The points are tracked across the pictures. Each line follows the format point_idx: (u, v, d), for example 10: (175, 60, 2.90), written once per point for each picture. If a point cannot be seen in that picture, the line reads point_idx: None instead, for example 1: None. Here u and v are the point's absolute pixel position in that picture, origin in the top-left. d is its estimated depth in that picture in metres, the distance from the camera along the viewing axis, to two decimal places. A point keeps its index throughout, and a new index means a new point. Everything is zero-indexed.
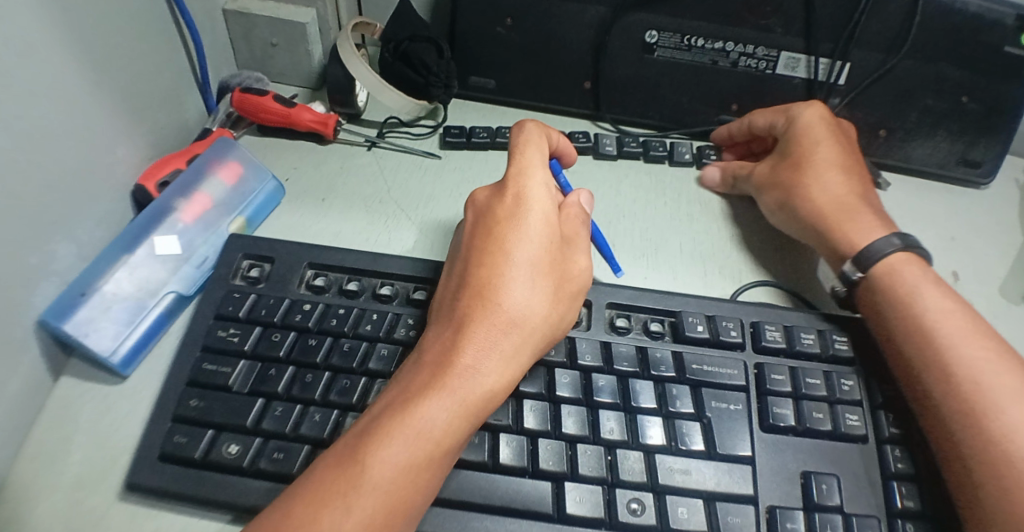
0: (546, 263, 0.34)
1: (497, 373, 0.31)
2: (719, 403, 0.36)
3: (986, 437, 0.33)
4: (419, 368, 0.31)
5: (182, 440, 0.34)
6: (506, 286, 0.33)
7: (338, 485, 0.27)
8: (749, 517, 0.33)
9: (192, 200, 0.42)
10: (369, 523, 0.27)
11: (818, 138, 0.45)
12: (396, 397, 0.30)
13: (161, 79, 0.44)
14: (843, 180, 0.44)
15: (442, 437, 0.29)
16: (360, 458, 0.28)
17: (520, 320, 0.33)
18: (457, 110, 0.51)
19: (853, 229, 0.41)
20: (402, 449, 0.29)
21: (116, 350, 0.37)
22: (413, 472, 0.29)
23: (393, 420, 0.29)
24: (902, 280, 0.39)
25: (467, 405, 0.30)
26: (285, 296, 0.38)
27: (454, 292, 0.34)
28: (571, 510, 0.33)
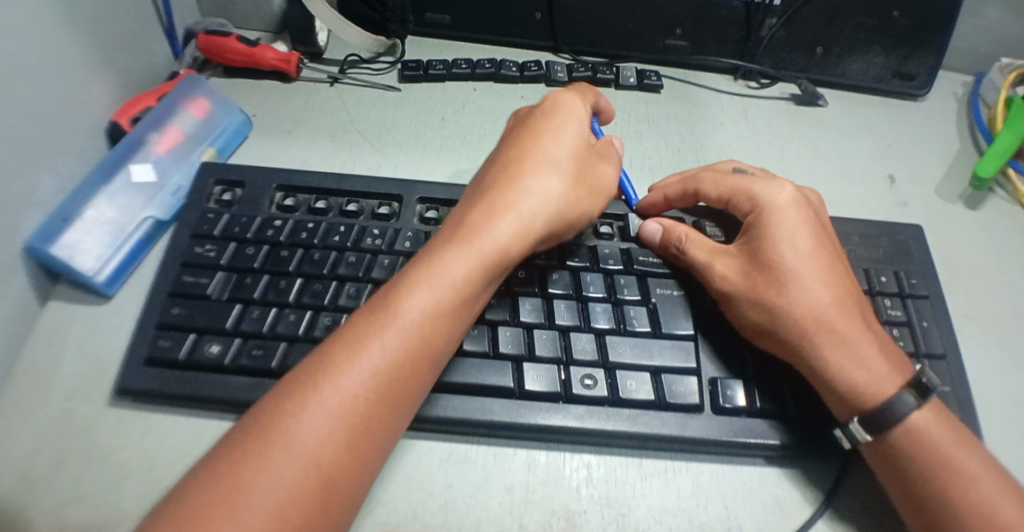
0: (569, 161, 0.38)
1: (514, 237, 0.35)
2: (664, 290, 0.39)
3: (943, 500, 0.32)
4: (445, 234, 0.35)
5: (166, 344, 0.36)
6: (532, 175, 0.37)
7: (374, 323, 0.32)
8: (692, 386, 0.36)
9: (164, 134, 0.45)
10: (396, 360, 0.31)
11: (781, 228, 0.37)
12: (423, 257, 0.34)
13: (129, 22, 0.46)
14: (817, 288, 0.36)
15: (464, 289, 0.33)
16: (393, 305, 0.32)
17: (540, 201, 0.36)
18: (414, 46, 0.54)
19: (793, 329, 0.35)
20: (427, 296, 0.32)
21: (100, 270, 0.40)
22: (437, 320, 0.32)
23: (420, 274, 0.33)
24: (838, 344, 0.34)
25: (488, 266, 0.34)
26: (257, 215, 0.41)
27: (486, 177, 0.38)
28: (530, 386, 0.35)
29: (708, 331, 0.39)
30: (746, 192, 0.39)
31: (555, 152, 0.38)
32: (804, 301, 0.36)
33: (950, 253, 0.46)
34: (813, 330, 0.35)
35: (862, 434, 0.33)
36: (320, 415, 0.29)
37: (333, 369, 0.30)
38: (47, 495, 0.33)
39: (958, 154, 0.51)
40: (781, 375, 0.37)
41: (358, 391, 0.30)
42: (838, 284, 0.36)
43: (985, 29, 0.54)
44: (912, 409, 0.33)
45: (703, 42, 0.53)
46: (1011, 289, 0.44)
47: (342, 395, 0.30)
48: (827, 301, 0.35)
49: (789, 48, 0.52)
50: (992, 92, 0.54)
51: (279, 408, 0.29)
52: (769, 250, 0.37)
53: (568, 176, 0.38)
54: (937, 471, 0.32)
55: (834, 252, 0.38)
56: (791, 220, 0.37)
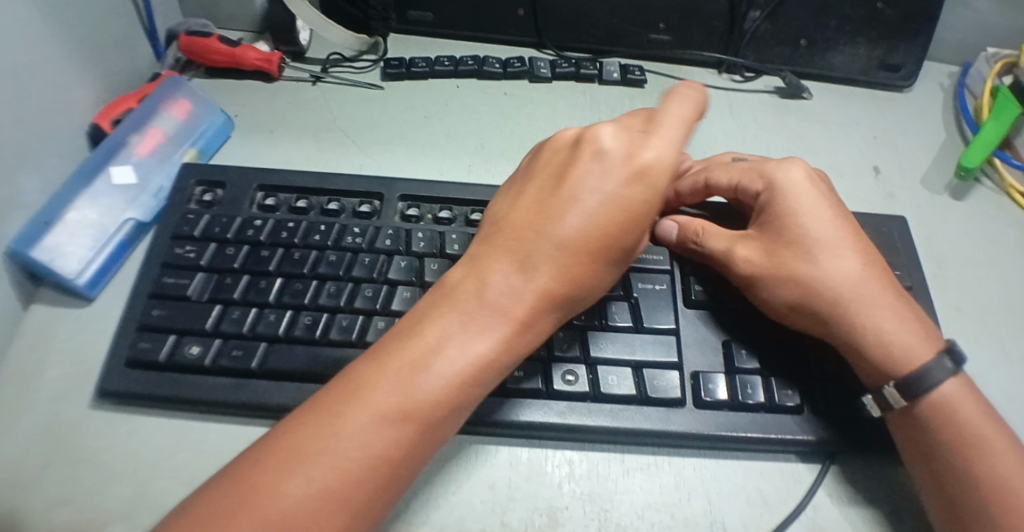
0: (613, 219, 0.32)
1: (529, 311, 0.31)
2: (646, 284, 0.39)
3: (965, 476, 0.32)
4: (463, 296, 0.31)
5: (147, 346, 0.36)
6: (568, 234, 0.32)
7: (385, 400, 0.28)
8: (674, 381, 0.36)
9: (145, 135, 0.44)
10: (393, 446, 0.27)
11: (802, 200, 0.37)
12: (444, 322, 0.30)
13: (111, 24, 0.46)
14: (844, 258, 0.36)
15: (480, 374, 0.30)
16: (409, 379, 0.28)
17: (573, 269, 0.32)
18: (397, 44, 0.53)
19: (824, 300, 0.35)
20: (443, 381, 0.29)
21: (82, 272, 0.40)
22: (445, 408, 0.29)
23: (441, 351, 0.29)
24: (871, 308, 0.35)
25: (510, 346, 0.31)
26: (237, 215, 0.41)
27: (525, 219, 0.33)
28: (511, 382, 0.35)
29: (720, 319, 0.39)
30: (760, 169, 0.39)
31: (606, 203, 0.32)
32: (835, 271, 0.35)
33: (937, 244, 0.46)
34: (848, 298, 0.35)
35: (897, 400, 0.33)
36: (303, 497, 0.25)
37: (321, 446, 0.27)
38: (29, 497, 0.33)
39: (944, 145, 0.51)
40: (763, 369, 0.37)
41: (349, 476, 0.26)
42: (860, 253, 0.36)
43: (970, 20, 0.54)
44: (947, 375, 0.33)
45: (686, 36, 0.53)
46: (996, 279, 0.44)
47: (327, 474, 0.26)
48: (858, 269, 0.36)
49: (775, 40, 0.52)
50: (978, 83, 0.54)
51: (262, 473, 0.26)
52: (792, 224, 0.37)
53: (604, 247, 0.32)
54: (959, 440, 0.32)
55: (853, 226, 0.38)
56: (811, 194, 0.37)
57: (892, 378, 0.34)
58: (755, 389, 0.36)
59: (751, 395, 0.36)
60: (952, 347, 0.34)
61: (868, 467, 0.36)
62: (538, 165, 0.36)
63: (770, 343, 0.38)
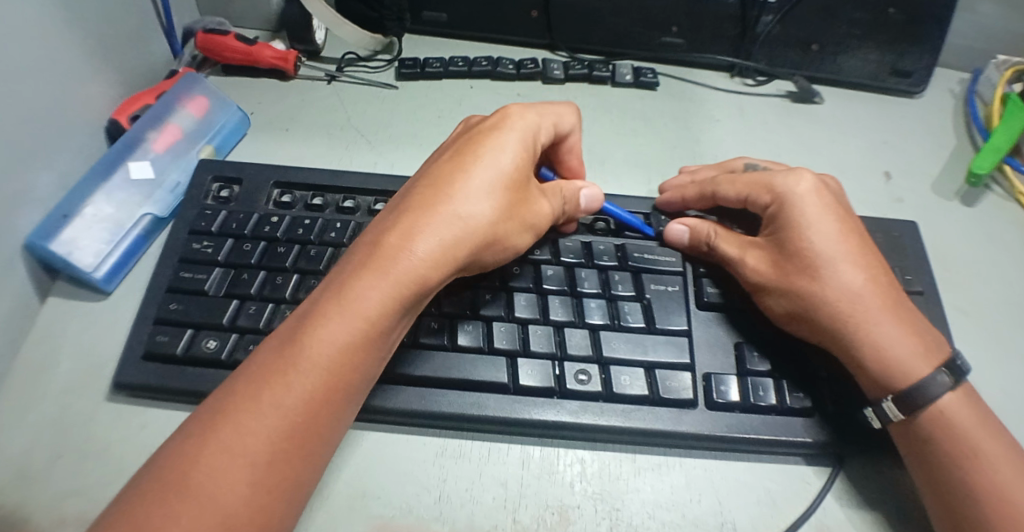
0: (508, 179, 0.35)
1: (439, 257, 0.32)
2: (658, 286, 0.39)
3: (968, 483, 0.32)
4: (360, 254, 0.32)
5: (163, 339, 0.37)
6: (466, 195, 0.34)
7: (276, 365, 0.29)
8: (685, 382, 0.36)
9: (162, 131, 0.45)
10: (310, 396, 0.29)
11: (807, 213, 0.37)
12: (335, 281, 0.32)
13: (128, 21, 0.46)
14: (846, 272, 0.36)
15: (376, 319, 0.31)
16: (300, 340, 0.30)
17: (474, 222, 0.33)
18: (411, 44, 0.54)
19: (825, 314, 0.35)
20: (340, 328, 0.30)
21: (98, 266, 0.40)
22: (346, 355, 0.30)
23: (328, 306, 0.31)
24: (871, 323, 0.35)
25: (402, 290, 0.31)
26: (254, 212, 0.41)
27: (410, 190, 0.35)
28: (524, 381, 0.36)
29: (732, 321, 0.39)
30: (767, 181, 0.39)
31: (499, 168, 0.35)
32: (836, 284, 0.36)
33: (947, 249, 0.46)
34: (849, 312, 0.35)
35: (895, 413, 0.34)
36: (230, 463, 0.27)
37: (242, 412, 0.28)
38: (46, 487, 0.34)
39: (954, 151, 0.51)
40: (775, 371, 0.37)
41: (267, 436, 0.28)
42: (865, 265, 0.36)
43: (981, 27, 0.55)
44: (945, 390, 0.34)
45: (698, 39, 0.53)
46: (1006, 285, 0.44)
47: (247, 438, 0.28)
48: (860, 283, 0.36)
49: (786, 45, 0.53)
50: (988, 89, 0.54)
51: (189, 458, 0.27)
52: (796, 237, 0.37)
53: (503, 198, 0.34)
54: (957, 452, 0.33)
55: (861, 239, 0.38)
56: (817, 208, 0.37)
57: (890, 392, 0.34)
58: (767, 391, 0.36)
59: (762, 397, 0.36)
60: (954, 360, 0.34)
61: (879, 470, 0.36)
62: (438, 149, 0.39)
63: (779, 346, 0.38)
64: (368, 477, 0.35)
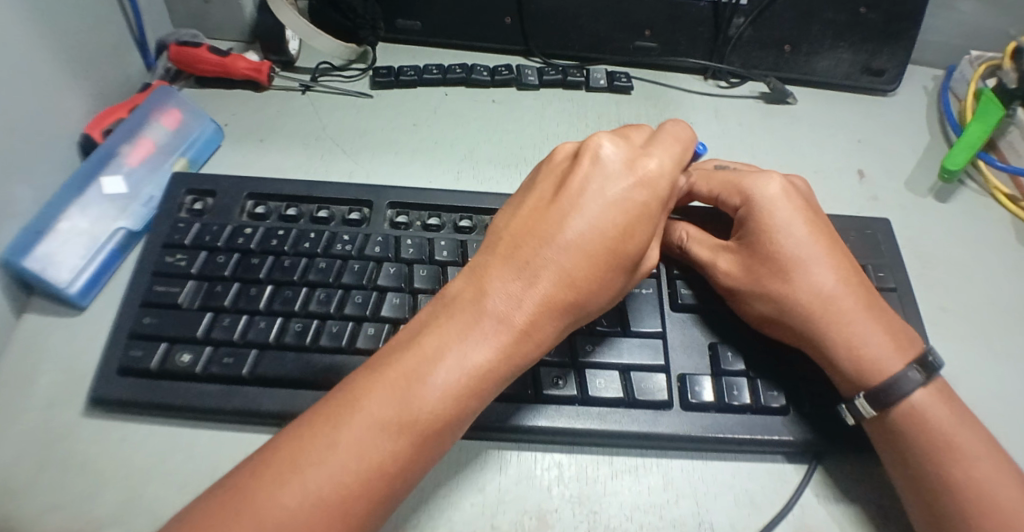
0: (641, 218, 0.32)
1: (542, 324, 0.31)
2: (632, 288, 0.40)
3: (939, 477, 0.32)
4: (470, 312, 0.31)
5: (138, 353, 0.37)
6: (579, 248, 0.31)
7: (380, 422, 0.28)
8: (660, 383, 0.36)
9: (136, 145, 0.45)
10: (389, 462, 0.27)
11: (778, 217, 0.37)
12: (448, 335, 0.30)
13: (101, 35, 0.46)
14: (820, 274, 0.36)
15: (474, 390, 0.29)
16: (407, 402, 0.28)
17: (577, 274, 0.31)
18: (387, 52, 0.54)
19: (798, 317, 0.36)
20: (448, 399, 0.29)
21: (73, 282, 0.40)
22: (446, 424, 0.29)
23: (437, 366, 0.29)
24: (846, 324, 0.35)
25: (509, 362, 0.30)
26: (227, 224, 0.41)
27: (526, 227, 0.33)
28: (499, 387, 0.36)
29: (714, 322, 0.39)
30: (738, 184, 0.39)
31: (619, 211, 0.32)
32: (809, 287, 0.36)
33: (921, 245, 0.46)
34: (820, 314, 0.35)
35: (867, 409, 0.34)
36: (303, 518, 0.25)
37: (321, 463, 0.27)
38: (21, 504, 0.33)
39: (928, 147, 0.52)
40: (749, 371, 0.37)
41: (352, 496, 0.26)
42: (837, 265, 0.37)
43: (952, 24, 0.55)
44: (917, 386, 0.34)
45: (672, 43, 0.53)
46: (980, 280, 0.45)
47: (332, 495, 0.26)
48: (832, 284, 0.36)
49: (759, 46, 0.53)
50: (962, 85, 0.55)
51: (254, 494, 0.26)
52: (766, 240, 0.37)
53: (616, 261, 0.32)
54: (931, 448, 0.33)
55: (831, 238, 0.38)
56: (786, 209, 0.37)
57: (863, 389, 0.34)
58: (741, 391, 0.36)
59: (736, 396, 0.36)
60: (926, 357, 0.34)
61: (852, 465, 0.36)
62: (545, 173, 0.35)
63: (752, 349, 0.38)
64: None
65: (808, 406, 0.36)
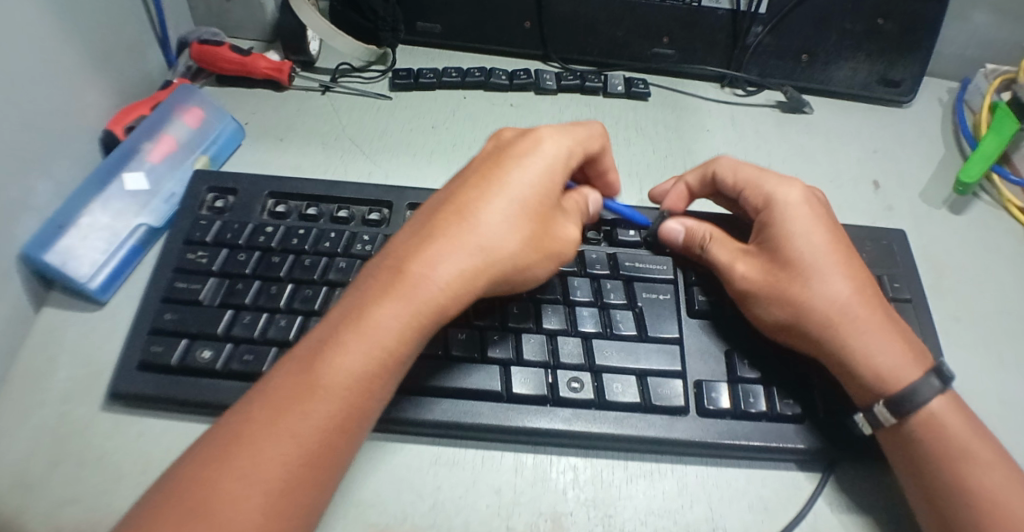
0: (531, 208, 0.35)
1: (458, 290, 0.33)
2: (650, 294, 0.40)
3: (953, 486, 0.32)
4: (381, 280, 0.33)
5: (159, 349, 0.37)
6: (489, 223, 0.34)
7: (297, 386, 0.30)
8: (677, 389, 0.37)
9: (158, 143, 0.45)
10: (327, 421, 0.30)
11: (799, 225, 0.38)
12: (355, 306, 0.33)
13: (124, 33, 0.47)
14: (838, 283, 0.36)
15: (397, 349, 0.32)
16: (318, 366, 0.31)
17: (487, 241, 0.34)
18: (406, 55, 0.54)
19: (816, 324, 0.36)
20: (357, 356, 0.31)
21: (94, 276, 0.40)
22: (366, 378, 0.31)
23: (348, 331, 0.32)
24: (862, 337, 0.35)
25: (421, 319, 0.32)
26: (249, 222, 0.41)
27: (436, 207, 0.36)
28: (517, 389, 0.36)
29: (733, 329, 0.39)
30: (764, 187, 0.40)
31: (522, 198, 0.35)
32: (826, 295, 0.36)
33: (936, 258, 0.46)
34: (837, 321, 0.35)
35: (885, 417, 0.34)
36: (243, 485, 0.28)
37: (265, 432, 0.29)
38: (40, 497, 0.34)
39: (942, 160, 0.52)
40: (766, 378, 0.37)
41: (288, 457, 0.29)
42: (853, 275, 0.37)
43: (968, 37, 0.55)
44: (931, 396, 0.34)
45: (690, 50, 0.54)
46: (995, 293, 0.45)
47: (263, 457, 0.28)
48: (847, 293, 0.36)
49: (776, 55, 0.53)
50: (977, 98, 0.55)
51: (205, 471, 0.28)
52: (787, 247, 0.37)
53: (527, 224, 0.35)
54: (944, 455, 0.33)
55: (849, 249, 0.38)
56: (807, 218, 0.38)
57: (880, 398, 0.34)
58: (757, 398, 0.37)
59: (753, 403, 0.36)
60: (941, 367, 0.35)
61: (867, 473, 0.37)
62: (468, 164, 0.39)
63: (771, 355, 0.38)
64: (364, 485, 0.35)
65: (827, 410, 0.36)
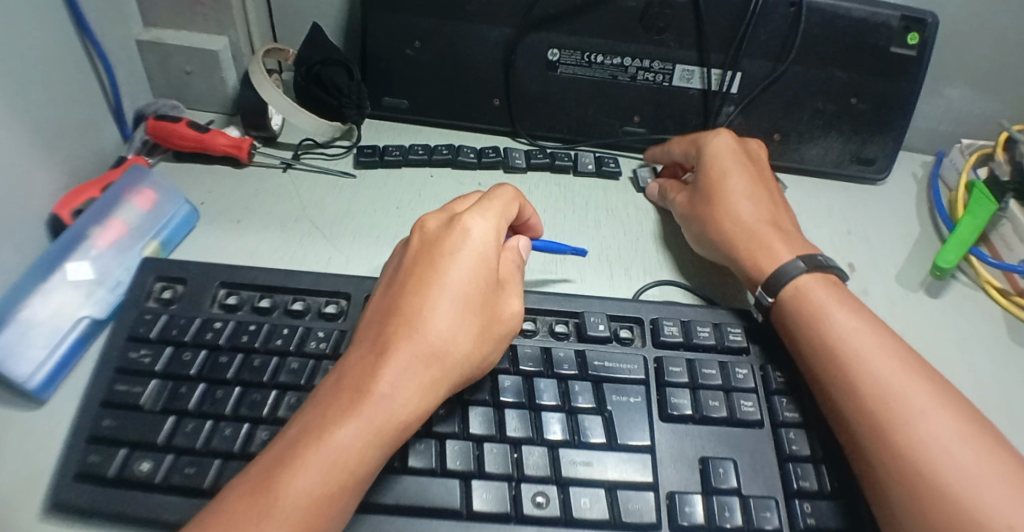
0: (477, 303, 0.34)
1: (415, 398, 0.31)
2: (620, 397, 0.38)
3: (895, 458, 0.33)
4: (335, 393, 0.31)
5: (95, 459, 0.34)
6: (437, 325, 0.32)
7: (246, 513, 0.27)
8: (649, 503, 0.34)
9: (105, 227, 0.43)
10: None
11: (723, 163, 0.47)
12: (310, 422, 0.30)
13: (76, 110, 0.45)
14: (754, 206, 0.45)
15: (356, 464, 0.29)
16: (271, 488, 0.27)
17: (443, 345, 0.32)
18: (373, 129, 0.53)
19: (724, 206, 0.45)
20: (313, 478, 0.28)
21: (35, 374, 0.37)
22: (324, 503, 0.28)
23: (304, 450, 0.29)
24: (773, 258, 0.42)
25: (381, 434, 0.30)
26: (197, 316, 0.39)
27: (386, 310, 0.34)
28: (477, 506, 0.34)
29: (712, 435, 0.37)
30: (697, 138, 0.49)
31: (462, 290, 0.33)
32: (742, 215, 0.44)
33: (917, 346, 0.45)
34: (751, 231, 0.44)
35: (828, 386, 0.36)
36: None
37: None
38: None
39: (919, 240, 0.51)
40: (742, 489, 0.35)
41: None
42: (764, 203, 0.45)
43: (937, 115, 0.56)
44: (886, 365, 0.36)
45: (661, 128, 0.53)
46: (979, 384, 0.43)
47: None
48: (759, 216, 0.44)
49: (748, 133, 0.53)
50: (952, 174, 0.55)
51: None
52: (713, 176, 0.46)
53: (478, 322, 0.34)
54: (863, 405, 0.35)
55: (764, 184, 0.47)
56: (742, 188, 0.46)
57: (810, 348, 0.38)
58: (733, 512, 0.34)
59: (728, 518, 0.34)
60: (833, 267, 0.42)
61: None
62: (395, 258, 0.37)
63: (749, 464, 0.36)
64: None
65: (816, 521, 0.34)
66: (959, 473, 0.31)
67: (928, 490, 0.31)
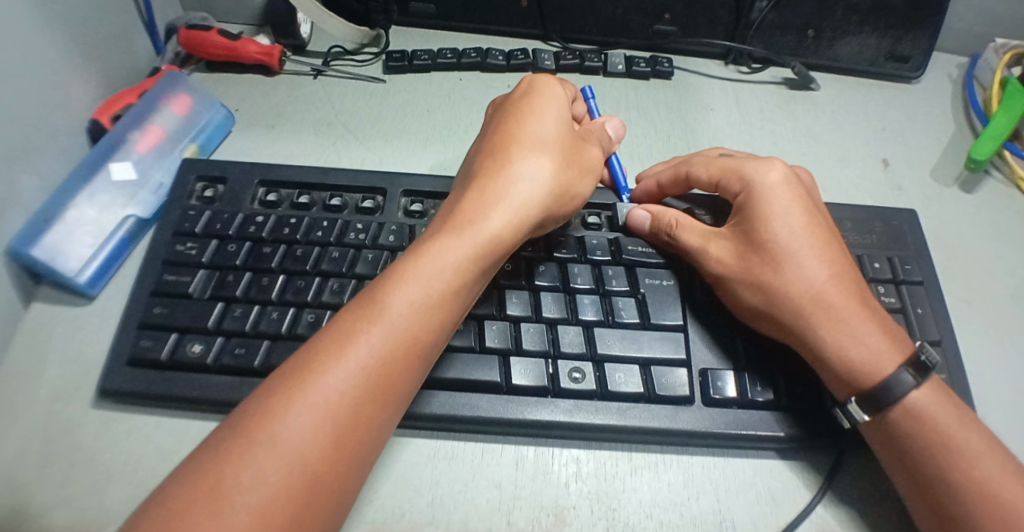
0: (557, 142, 0.37)
1: (507, 231, 0.34)
2: (653, 280, 0.39)
3: (945, 478, 0.31)
4: (437, 227, 0.34)
5: (148, 344, 0.36)
6: (528, 171, 0.35)
7: (362, 318, 0.30)
8: (682, 379, 0.36)
9: (145, 132, 0.44)
10: (389, 350, 0.30)
11: (778, 211, 0.36)
12: (413, 248, 0.33)
13: (109, 19, 0.45)
14: (817, 265, 0.35)
15: (453, 285, 0.32)
16: (381, 299, 0.31)
17: (534, 177, 0.35)
18: (400, 36, 0.53)
19: (777, 275, 0.35)
20: (418, 288, 0.31)
21: (81, 271, 0.39)
22: (428, 311, 0.31)
23: (409, 267, 0.32)
24: (841, 340, 0.34)
25: (478, 251, 0.33)
26: (239, 212, 0.40)
27: (479, 159, 0.37)
28: (516, 381, 0.35)
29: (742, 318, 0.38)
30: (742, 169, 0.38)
31: (541, 134, 0.37)
32: (801, 281, 0.35)
33: (948, 238, 0.45)
34: (809, 312, 0.34)
35: (861, 415, 0.33)
36: (306, 413, 0.27)
37: (330, 367, 0.29)
38: (33, 495, 0.33)
39: (953, 137, 0.50)
40: (775, 366, 0.36)
41: (340, 390, 0.28)
42: (833, 260, 0.36)
43: (977, 11, 0.53)
44: (911, 388, 0.32)
45: (693, 27, 0.52)
46: (1006, 274, 0.43)
47: (328, 389, 0.28)
48: (822, 280, 0.35)
49: (781, 30, 0.52)
50: (988, 74, 0.53)
51: (262, 405, 0.28)
52: (762, 232, 0.36)
53: (561, 158, 0.37)
54: (910, 424, 0.32)
55: (829, 234, 0.37)
56: (808, 249, 0.36)
57: (858, 390, 0.33)
58: (765, 387, 0.35)
59: (760, 393, 0.35)
60: (922, 357, 0.33)
61: (876, 462, 0.35)
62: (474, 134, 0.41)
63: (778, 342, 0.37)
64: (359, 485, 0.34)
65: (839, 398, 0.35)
66: (987, 477, 0.31)
67: (962, 502, 0.31)
